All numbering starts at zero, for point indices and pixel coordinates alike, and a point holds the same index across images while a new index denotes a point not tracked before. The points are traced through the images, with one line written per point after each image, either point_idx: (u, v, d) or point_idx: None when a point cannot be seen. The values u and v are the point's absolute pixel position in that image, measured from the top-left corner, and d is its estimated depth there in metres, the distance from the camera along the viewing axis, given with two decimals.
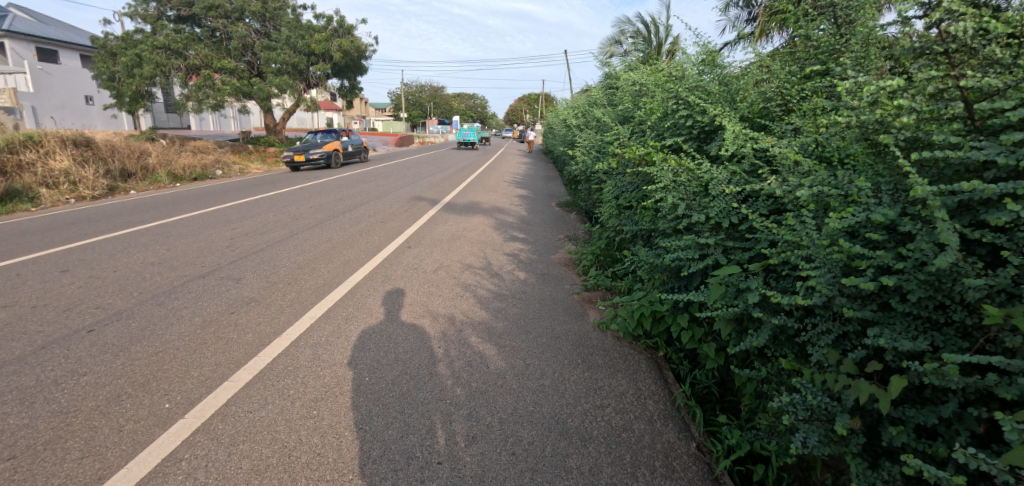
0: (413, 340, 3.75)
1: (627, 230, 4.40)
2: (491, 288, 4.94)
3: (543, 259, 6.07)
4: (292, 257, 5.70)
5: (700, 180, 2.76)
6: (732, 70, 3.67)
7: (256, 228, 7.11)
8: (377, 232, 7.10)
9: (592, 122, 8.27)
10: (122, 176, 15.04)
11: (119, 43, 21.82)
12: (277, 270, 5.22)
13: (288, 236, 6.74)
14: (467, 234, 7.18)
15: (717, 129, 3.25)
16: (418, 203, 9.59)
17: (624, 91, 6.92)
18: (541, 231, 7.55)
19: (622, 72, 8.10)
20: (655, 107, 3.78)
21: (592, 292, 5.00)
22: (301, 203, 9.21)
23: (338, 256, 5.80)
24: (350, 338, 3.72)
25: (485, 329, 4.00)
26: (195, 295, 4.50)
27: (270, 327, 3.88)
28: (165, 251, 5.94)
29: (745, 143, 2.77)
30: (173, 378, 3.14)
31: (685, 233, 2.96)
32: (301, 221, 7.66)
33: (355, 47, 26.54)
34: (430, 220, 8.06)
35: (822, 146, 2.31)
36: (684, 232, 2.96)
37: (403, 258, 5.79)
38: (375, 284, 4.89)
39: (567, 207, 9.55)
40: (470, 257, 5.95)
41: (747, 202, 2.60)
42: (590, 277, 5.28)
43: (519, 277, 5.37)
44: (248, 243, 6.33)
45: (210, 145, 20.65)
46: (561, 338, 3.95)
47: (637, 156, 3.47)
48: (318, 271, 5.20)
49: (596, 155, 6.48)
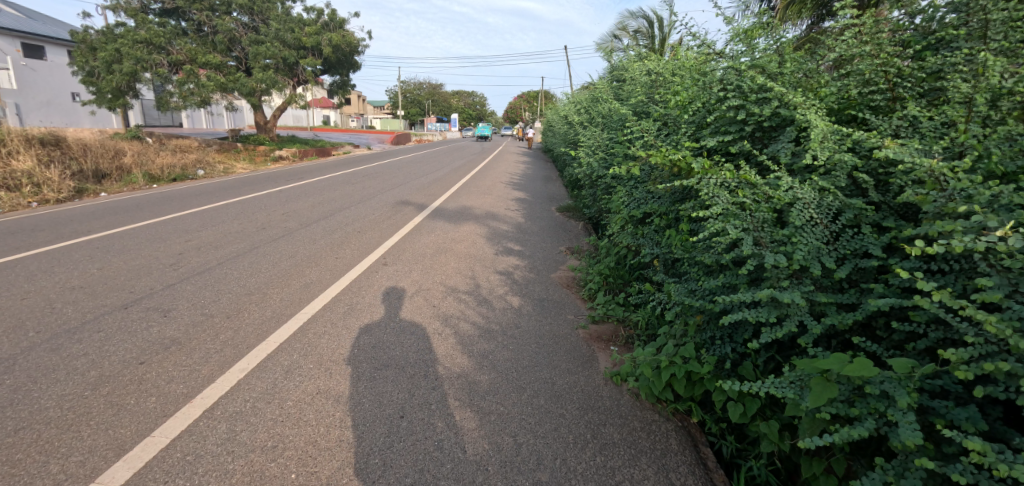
0: (369, 404, 2.83)
1: (646, 250, 3.52)
2: (477, 322, 4.02)
3: (542, 279, 5.16)
4: (242, 279, 4.78)
5: (775, 202, 1.88)
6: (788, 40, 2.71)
7: (213, 241, 6.20)
8: (351, 244, 6.17)
9: (597, 119, 7.35)
10: (94, 177, 14.15)
11: (100, 37, 20.82)
12: (219, 297, 4.30)
13: (247, 250, 5.81)
14: (455, 247, 6.25)
15: (781, 124, 2.37)
16: (404, 208, 8.68)
17: (636, 83, 5.97)
18: (540, 242, 6.64)
19: (631, 63, 7.20)
20: (689, 95, 2.86)
21: (601, 325, 4.11)
22: (274, 208, 8.30)
23: (299, 277, 4.88)
24: (285, 403, 2.80)
25: (466, 386, 3.07)
26: (103, 336, 3.57)
27: (183, 386, 2.96)
28: (95, 271, 5.01)
29: (840, 147, 1.92)
30: (18, 480, 2.23)
31: (743, 273, 2.08)
32: (267, 231, 6.73)
33: (347, 42, 25.62)
34: (415, 229, 7.15)
35: (1000, 161, 1.56)
36: (742, 273, 2.08)
37: (376, 279, 4.87)
38: (335, 316, 3.96)
39: (568, 212, 8.64)
40: (456, 278, 5.03)
41: (852, 238, 1.81)
42: (599, 304, 4.37)
43: (512, 303, 4.46)
44: (197, 260, 5.41)
45: (194, 143, 19.73)
46: (563, 396, 3.04)
47: (667, 161, 2.57)
48: (268, 298, 4.28)
49: (604, 157, 5.60)
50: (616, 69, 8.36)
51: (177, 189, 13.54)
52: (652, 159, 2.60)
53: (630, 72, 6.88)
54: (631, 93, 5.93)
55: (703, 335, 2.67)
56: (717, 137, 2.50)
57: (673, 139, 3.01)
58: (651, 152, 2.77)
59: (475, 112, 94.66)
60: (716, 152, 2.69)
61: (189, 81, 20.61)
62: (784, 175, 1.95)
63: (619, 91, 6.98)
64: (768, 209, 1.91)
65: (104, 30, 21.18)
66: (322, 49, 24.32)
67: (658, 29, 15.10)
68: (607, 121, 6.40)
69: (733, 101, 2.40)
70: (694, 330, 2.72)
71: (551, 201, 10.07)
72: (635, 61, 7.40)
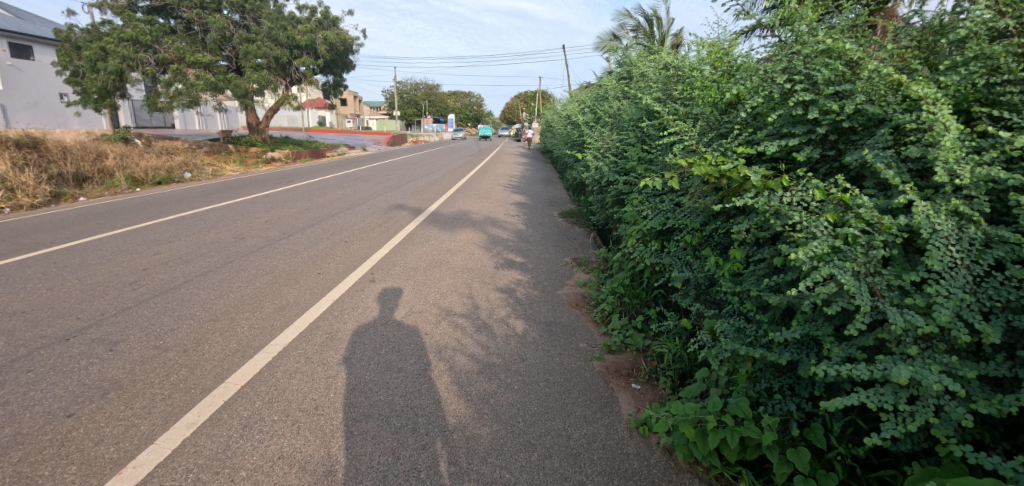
0: (342, 473, 2.28)
1: (676, 273, 3.00)
2: (476, 354, 3.45)
3: (549, 298, 4.59)
4: (210, 300, 4.21)
5: (894, 235, 1.39)
6: (849, 21, 2.22)
7: (185, 254, 5.63)
8: (336, 256, 5.61)
9: (604, 119, 6.80)
10: (75, 181, 13.56)
11: (84, 35, 20.12)
12: (178, 325, 3.74)
13: (220, 264, 5.26)
14: (452, 259, 5.68)
15: (870, 125, 1.86)
16: (397, 214, 8.12)
17: (649, 79, 5.48)
18: (543, 253, 6.10)
19: (641, 59, 6.71)
20: (736, 89, 2.35)
21: (618, 355, 3.56)
22: (257, 215, 7.73)
23: (274, 297, 4.32)
24: (237, 473, 2.25)
25: (461, 445, 2.52)
26: (31, 379, 3.01)
27: (114, 449, 2.41)
28: (43, 292, 4.44)
29: (980, 159, 1.41)
30: None
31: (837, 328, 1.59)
32: (246, 241, 6.16)
33: (341, 41, 24.98)
34: (408, 237, 6.57)
35: None
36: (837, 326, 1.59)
37: (362, 300, 4.30)
38: (310, 348, 3.40)
39: (573, 218, 8.11)
40: (451, 297, 4.46)
41: (1007, 284, 1.29)
42: (614, 329, 3.84)
43: (516, 328, 3.91)
44: (163, 277, 4.84)
45: (182, 145, 19.09)
46: (581, 456, 2.48)
47: (716, 172, 2.05)
48: (235, 325, 3.73)
49: (615, 161, 5.09)
50: (622, 65, 7.82)
51: (161, 193, 12.94)
52: (697, 169, 2.09)
53: (639, 68, 6.34)
54: (643, 90, 5.44)
55: (756, 387, 2.14)
56: (777, 140, 1.99)
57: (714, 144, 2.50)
58: (692, 159, 2.25)
59: (473, 113, 93.97)
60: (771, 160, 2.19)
61: (177, 81, 19.94)
62: (902, 198, 1.45)
63: (628, 89, 6.49)
64: (880, 244, 1.40)
65: (89, 28, 20.49)
66: (315, 48, 23.72)
67: (660, 27, 14.59)
68: (617, 122, 5.87)
69: (803, 95, 1.89)
70: (745, 380, 2.19)
71: (553, 205, 9.50)
72: (644, 56, 6.86)
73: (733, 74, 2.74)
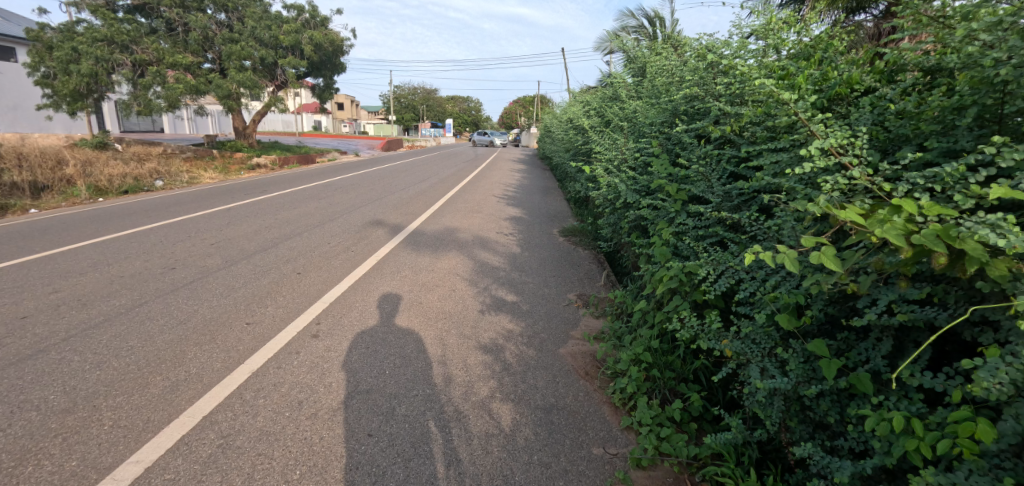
0: None
1: (759, 378, 1.89)
2: (439, 477, 2.28)
3: (550, 361, 3.41)
4: (79, 374, 3.04)
5: None
6: None
7: (88, 293, 4.43)
8: (281, 295, 4.44)
9: (614, 124, 5.73)
10: (31, 190, 12.47)
11: (57, 34, 18.93)
12: (8, 423, 2.57)
13: (125, 309, 4.07)
14: (426, 298, 4.51)
15: None
16: (372, 233, 6.97)
17: (670, 75, 4.42)
18: (542, 287, 4.95)
19: (655, 54, 5.69)
20: (971, 86, 1.54)
21: (652, 472, 2.39)
22: (205, 235, 6.56)
23: (173, 365, 3.15)
24: None
25: None
26: None
27: None
28: None
29: None
30: None
31: None
32: (176, 273, 4.99)
33: (329, 41, 23.78)
34: (378, 265, 5.41)
35: None
36: None
37: (293, 368, 3.13)
38: (187, 469, 2.25)
39: (576, 237, 6.98)
40: (418, 362, 3.29)
41: None
42: (642, 423, 2.67)
43: (502, 419, 2.74)
44: (38, 332, 3.65)
45: (158, 151, 17.90)
46: None
47: (960, 249, 1.13)
48: (93, 423, 2.57)
49: (633, 177, 3.99)
50: (631, 62, 6.76)
51: (123, 204, 11.73)
52: (895, 237, 1.19)
53: (655, 62, 5.27)
54: (665, 89, 4.38)
55: None
56: None
57: (890, 182, 1.58)
58: (887, 217, 1.29)
59: (469, 118, 93.29)
60: (1009, 207, 1.34)
61: (155, 83, 18.75)
62: None
63: (642, 89, 5.46)
64: None
65: (63, 27, 19.31)
66: (302, 49, 22.57)
67: (664, 26, 13.43)
68: (630, 127, 4.80)
69: None
70: None
71: (552, 221, 8.35)
72: (660, 49, 5.77)
73: (927, 75, 1.83)
